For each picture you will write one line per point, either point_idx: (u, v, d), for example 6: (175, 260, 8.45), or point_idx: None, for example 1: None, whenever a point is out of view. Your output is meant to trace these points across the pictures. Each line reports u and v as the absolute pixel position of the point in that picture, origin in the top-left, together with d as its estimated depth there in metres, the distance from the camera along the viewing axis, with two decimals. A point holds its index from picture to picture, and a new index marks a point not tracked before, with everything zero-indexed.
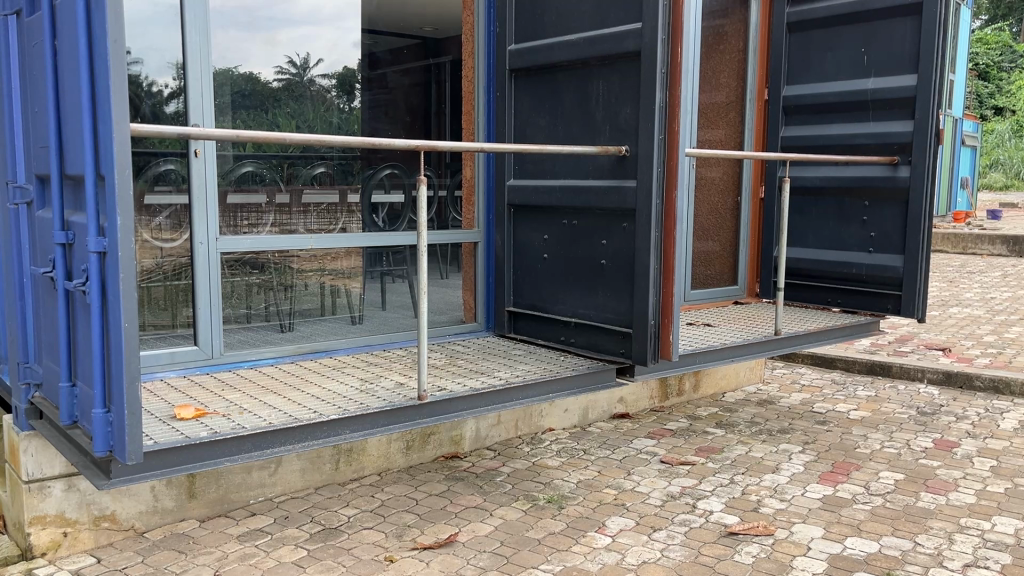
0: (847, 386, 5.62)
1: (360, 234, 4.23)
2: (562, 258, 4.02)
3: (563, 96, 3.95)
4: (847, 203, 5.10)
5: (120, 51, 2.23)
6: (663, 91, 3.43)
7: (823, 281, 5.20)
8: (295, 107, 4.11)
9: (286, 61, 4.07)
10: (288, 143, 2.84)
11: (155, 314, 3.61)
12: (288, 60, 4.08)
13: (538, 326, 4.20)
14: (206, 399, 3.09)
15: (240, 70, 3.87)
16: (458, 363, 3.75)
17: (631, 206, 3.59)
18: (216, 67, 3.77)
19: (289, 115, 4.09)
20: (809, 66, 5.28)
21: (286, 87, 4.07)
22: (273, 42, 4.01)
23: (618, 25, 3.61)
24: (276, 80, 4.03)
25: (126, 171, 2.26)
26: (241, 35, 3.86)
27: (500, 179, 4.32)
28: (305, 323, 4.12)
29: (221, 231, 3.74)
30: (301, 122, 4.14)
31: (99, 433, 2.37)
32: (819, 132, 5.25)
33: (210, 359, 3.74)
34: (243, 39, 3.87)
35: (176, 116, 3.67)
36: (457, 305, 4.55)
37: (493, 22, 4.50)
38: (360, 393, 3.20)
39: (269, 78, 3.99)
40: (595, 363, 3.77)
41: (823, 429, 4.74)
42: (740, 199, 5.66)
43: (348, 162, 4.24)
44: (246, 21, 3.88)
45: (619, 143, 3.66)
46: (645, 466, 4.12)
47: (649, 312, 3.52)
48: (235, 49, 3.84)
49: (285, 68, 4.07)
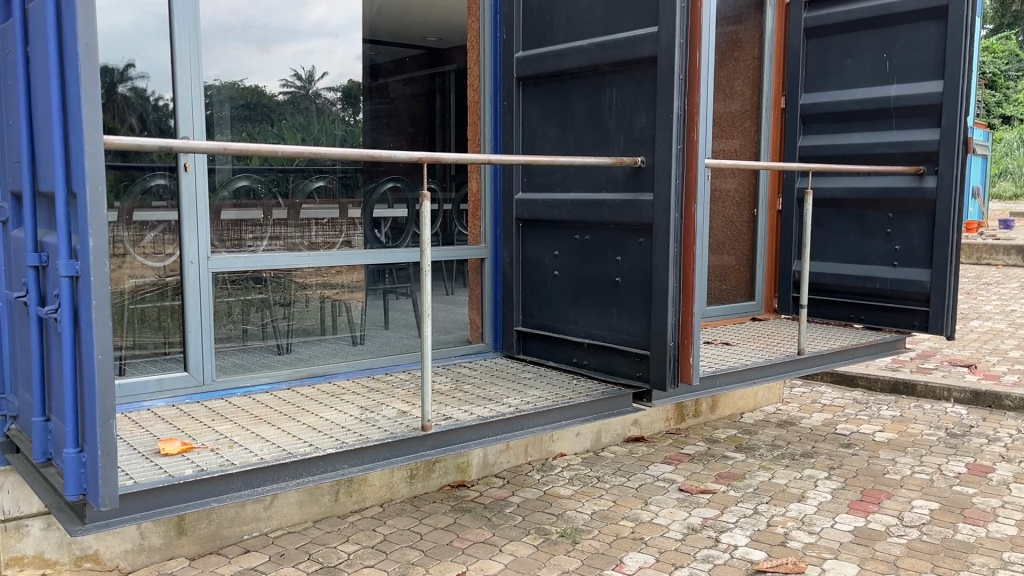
0: (871, 405, 5.38)
1: (363, 250, 4.03)
2: (573, 275, 3.81)
3: (574, 104, 3.75)
4: (870, 215, 4.88)
5: (93, 54, 2.04)
6: (681, 98, 3.23)
7: (845, 297, 4.99)
8: (298, 119, 3.91)
9: (291, 74, 3.89)
10: (282, 155, 2.63)
11: (139, 335, 3.39)
12: (294, 73, 3.90)
13: (549, 346, 3.98)
14: (195, 432, 2.87)
15: (247, 84, 3.69)
16: (464, 388, 3.53)
17: (648, 220, 3.38)
18: (219, 79, 3.57)
19: (293, 128, 3.89)
20: (829, 72, 5.08)
21: (292, 101, 3.89)
22: (273, 50, 3.82)
23: (632, 29, 3.42)
24: (282, 93, 3.86)
25: (99, 186, 2.06)
26: (241, 45, 3.67)
27: (507, 193, 4.11)
28: (304, 344, 3.91)
29: (218, 247, 3.56)
30: (306, 134, 3.94)
31: (72, 475, 2.16)
32: (840, 141, 5.04)
33: (202, 386, 3.51)
34: (242, 48, 3.68)
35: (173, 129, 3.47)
36: (462, 323, 4.34)
37: (500, 28, 4.33)
38: (360, 423, 2.99)
39: (275, 91, 3.83)
40: (610, 387, 3.55)
41: (849, 453, 4.51)
42: (758, 211, 5.43)
43: (345, 175, 4.02)
44: (245, 30, 3.69)
45: (634, 153, 3.45)
46: (663, 495, 3.89)
47: (668, 332, 3.31)
48: (235, 59, 3.64)
49: (291, 81, 3.89)
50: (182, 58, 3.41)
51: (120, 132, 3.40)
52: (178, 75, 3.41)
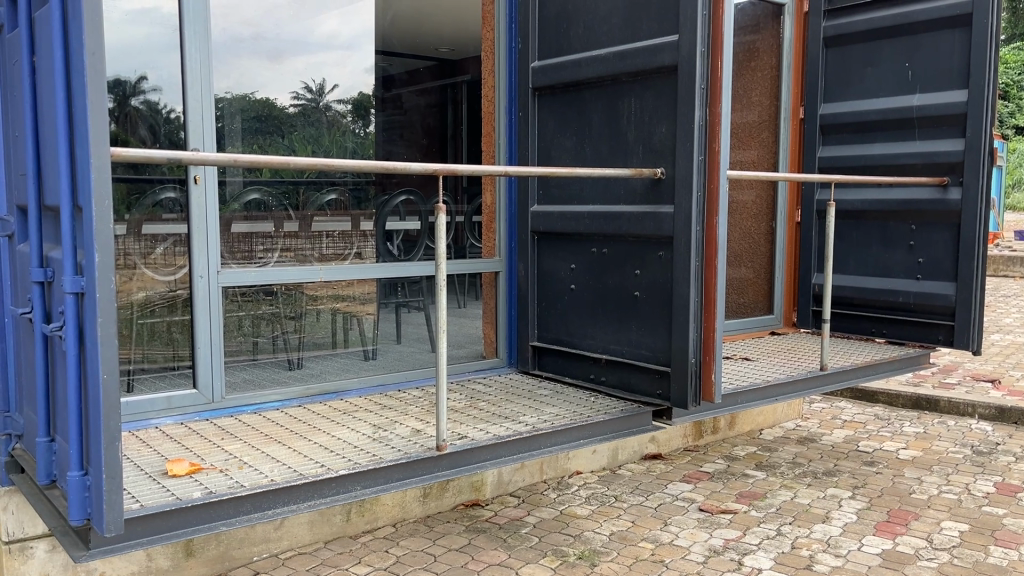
0: (894, 422, 5.26)
1: (374, 264, 3.96)
2: (590, 289, 3.72)
3: (592, 115, 3.67)
4: (892, 227, 4.78)
5: (99, 63, 1.97)
6: (703, 108, 3.15)
7: (868, 311, 4.89)
8: (311, 131, 3.85)
9: (302, 86, 3.81)
10: (293, 167, 2.56)
11: (149, 349, 3.30)
12: (305, 85, 3.82)
13: (565, 362, 3.89)
14: (204, 451, 2.79)
15: (257, 96, 3.62)
16: (479, 405, 3.44)
17: (668, 233, 3.29)
18: (230, 92, 3.51)
19: (304, 140, 3.82)
20: (849, 82, 4.99)
21: (302, 114, 3.81)
22: (285, 62, 3.75)
23: (651, 37, 3.34)
24: (293, 105, 3.78)
25: (106, 201, 1.98)
26: (253, 57, 3.61)
27: (522, 206, 4.02)
28: (315, 359, 3.82)
29: (228, 261, 3.49)
30: (317, 146, 3.87)
31: (75, 499, 2.09)
32: (861, 152, 4.94)
33: (211, 404, 3.43)
34: (254, 60, 3.61)
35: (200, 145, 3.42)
36: (477, 338, 4.25)
37: (515, 38, 4.24)
38: (373, 442, 2.90)
39: (286, 103, 3.75)
40: (629, 405, 3.45)
41: (872, 471, 4.39)
42: (776, 223, 5.36)
43: (357, 186, 3.93)
44: (258, 41, 3.62)
45: (654, 164, 3.36)
46: (683, 516, 3.78)
47: (689, 348, 3.22)
48: (247, 70, 3.57)
49: (302, 93, 3.81)
50: (191, 72, 3.35)
51: (133, 144, 3.32)
52: (187, 87, 3.35)
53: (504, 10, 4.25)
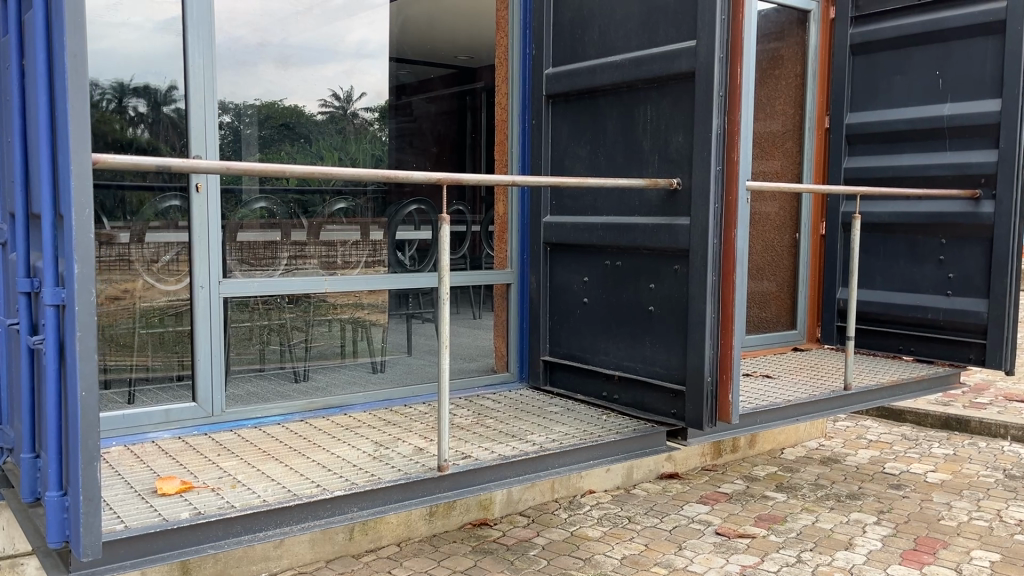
0: (922, 443, 5.07)
1: (385, 275, 3.86)
2: (603, 303, 3.59)
3: (606, 123, 3.55)
4: (921, 241, 4.61)
5: (81, 66, 1.88)
6: (721, 116, 3.02)
7: (895, 327, 4.73)
8: (337, 141, 3.76)
9: (330, 94, 3.75)
10: (290, 175, 2.41)
11: (154, 358, 3.25)
12: (332, 93, 3.77)
13: (577, 378, 3.76)
14: (197, 468, 2.69)
15: (287, 103, 3.61)
16: (486, 422, 3.33)
17: (684, 247, 3.16)
18: (258, 100, 3.50)
19: (331, 147, 3.73)
20: (877, 91, 4.84)
21: (330, 123, 3.74)
22: (305, 66, 3.66)
23: (668, 43, 3.22)
24: (320, 113, 3.71)
25: (87, 209, 1.90)
26: (270, 62, 3.54)
27: (535, 216, 3.91)
28: (321, 371, 3.72)
29: (234, 265, 3.41)
30: (343, 154, 3.78)
31: (53, 521, 2.00)
32: (888, 163, 4.78)
33: (211, 417, 3.35)
34: (271, 64, 3.54)
35: (225, 153, 3.39)
36: (488, 351, 4.13)
37: (529, 44, 4.11)
38: (373, 461, 2.80)
39: (313, 111, 3.69)
40: (643, 424, 3.32)
41: (899, 495, 4.21)
42: (799, 235, 5.19)
43: (382, 195, 3.87)
44: (276, 45, 3.55)
45: (670, 174, 3.24)
46: (698, 539, 3.64)
47: (705, 367, 3.08)
48: (261, 75, 3.50)
49: (329, 101, 3.75)
50: (196, 74, 3.27)
51: (166, 152, 3.26)
52: (190, 86, 3.25)
53: (518, 16, 4.14)
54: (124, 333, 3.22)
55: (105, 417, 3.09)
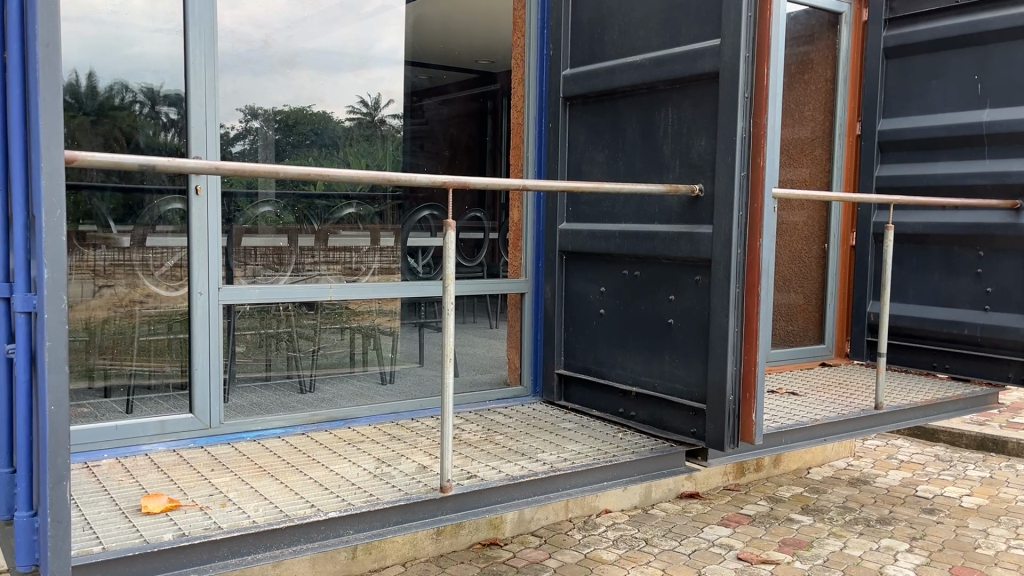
0: (956, 464, 4.83)
1: (402, 283, 3.73)
2: (620, 315, 3.42)
3: (625, 127, 3.39)
4: (957, 253, 4.40)
5: (53, 56, 1.80)
6: (746, 119, 2.86)
7: (928, 343, 4.52)
8: (364, 147, 3.69)
9: (357, 100, 3.67)
10: (285, 176, 2.25)
11: (158, 369, 3.14)
12: (360, 99, 3.68)
13: (593, 394, 3.60)
14: (188, 485, 2.56)
15: (315, 109, 3.51)
16: (495, 439, 3.17)
17: (706, 257, 2.99)
18: (289, 105, 3.44)
19: (358, 154, 3.66)
20: (911, 96, 4.64)
21: (358, 129, 3.67)
22: (322, 67, 3.53)
23: (691, 42, 3.06)
24: (349, 119, 3.63)
25: (58, 210, 1.79)
26: (287, 63, 3.42)
27: (550, 223, 3.75)
28: (328, 383, 3.58)
29: (258, 272, 3.34)
30: (371, 161, 3.71)
31: (23, 544, 1.88)
32: (924, 172, 4.58)
33: (208, 430, 3.21)
34: (287, 65, 3.42)
35: (243, 156, 3.30)
36: (501, 362, 3.98)
37: (547, 44, 3.97)
38: (373, 479, 2.65)
39: (341, 117, 3.60)
40: (660, 443, 3.14)
41: (932, 520, 3.99)
42: (829, 246, 4.98)
43: (403, 202, 3.78)
44: (299, 47, 3.45)
45: (691, 180, 3.07)
46: (718, 565, 3.45)
47: (726, 385, 2.91)
48: (277, 78, 3.40)
49: (357, 107, 3.67)
50: (198, 74, 3.14)
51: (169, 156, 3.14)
52: (191, 86, 3.12)
53: (534, 15, 3.99)
54: (124, 339, 3.11)
55: (100, 427, 2.98)
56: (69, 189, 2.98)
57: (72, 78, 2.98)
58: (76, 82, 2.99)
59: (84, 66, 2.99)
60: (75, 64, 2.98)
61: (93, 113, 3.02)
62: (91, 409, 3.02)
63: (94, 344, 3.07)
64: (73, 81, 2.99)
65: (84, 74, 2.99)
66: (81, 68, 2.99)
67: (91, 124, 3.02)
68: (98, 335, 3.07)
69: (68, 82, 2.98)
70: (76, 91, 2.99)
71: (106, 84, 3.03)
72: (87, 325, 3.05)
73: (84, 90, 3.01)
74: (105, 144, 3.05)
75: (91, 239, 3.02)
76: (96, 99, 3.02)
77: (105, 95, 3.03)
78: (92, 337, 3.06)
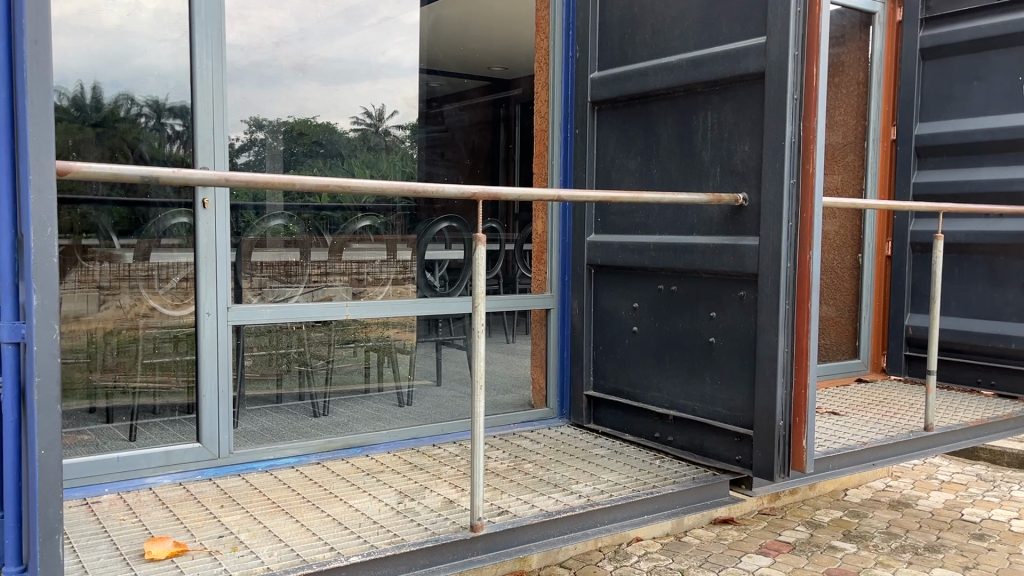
0: (1001, 484, 4.59)
1: (415, 301, 3.50)
2: (654, 334, 3.21)
3: (660, 133, 3.18)
4: (1002, 263, 4.18)
5: (42, 53, 1.62)
6: (794, 123, 2.66)
7: (971, 358, 4.31)
8: (372, 159, 3.46)
9: (361, 112, 3.43)
10: (301, 188, 2.07)
11: (165, 392, 2.93)
12: (364, 110, 3.44)
13: (626, 416, 3.38)
14: (196, 525, 2.35)
15: (319, 120, 3.29)
16: (525, 468, 2.95)
17: (752, 271, 2.78)
18: (293, 117, 3.22)
19: (363, 165, 3.43)
20: (951, 98, 4.44)
21: (362, 141, 3.43)
22: (338, 75, 3.34)
23: (732, 41, 2.86)
24: (352, 131, 3.40)
25: (49, 227, 1.62)
26: (303, 72, 3.24)
27: (578, 235, 3.54)
28: (342, 403, 3.36)
29: (265, 284, 3.13)
30: (376, 173, 3.48)
31: None
32: (965, 178, 4.37)
33: (217, 460, 3.00)
34: (299, 71, 3.22)
35: (249, 168, 3.11)
36: (525, 382, 3.75)
37: (572, 46, 3.78)
38: (397, 517, 2.43)
39: (345, 128, 3.37)
40: (702, 472, 2.93)
41: (984, 547, 3.75)
42: (863, 256, 4.76)
43: (416, 212, 3.55)
44: (314, 53, 3.25)
45: (734, 189, 2.87)
46: None
47: (776, 410, 2.70)
48: (290, 86, 3.20)
49: (360, 118, 3.43)
50: (204, 82, 2.93)
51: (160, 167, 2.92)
52: (197, 96, 2.92)
53: (559, 14, 3.78)
54: (128, 359, 2.90)
55: (102, 460, 2.77)
56: (68, 204, 2.77)
57: (76, 90, 2.78)
58: (80, 94, 2.79)
59: (89, 79, 2.79)
60: (80, 75, 2.78)
61: (99, 125, 2.83)
62: (91, 437, 2.81)
63: (97, 363, 2.86)
64: (77, 92, 2.79)
65: (91, 86, 2.80)
66: (86, 80, 2.79)
67: (96, 137, 2.83)
68: (100, 356, 2.86)
69: (73, 95, 2.78)
70: (80, 103, 2.79)
71: (112, 96, 2.83)
72: (89, 346, 2.84)
73: (88, 102, 2.80)
74: (110, 156, 2.87)
75: (92, 254, 2.83)
76: (102, 111, 2.83)
77: (111, 107, 2.84)
78: (95, 355, 2.85)
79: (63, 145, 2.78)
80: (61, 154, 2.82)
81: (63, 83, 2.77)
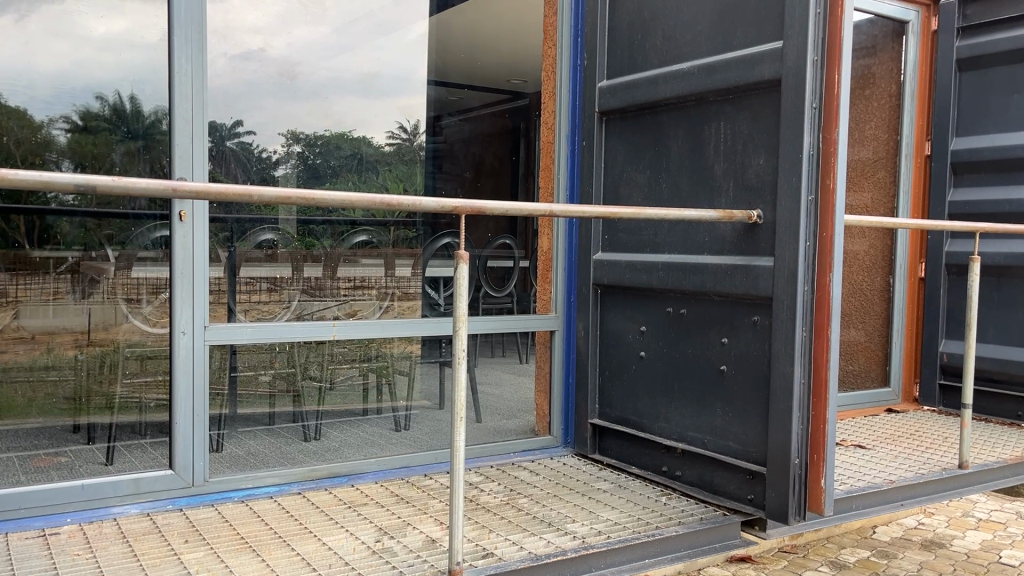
0: None
1: (416, 321, 3.27)
2: (662, 359, 3.00)
3: (670, 145, 2.97)
4: None
5: None
6: (812, 135, 2.44)
7: (1012, 389, 4.04)
8: (405, 173, 3.32)
9: (398, 126, 3.29)
10: (261, 199, 1.89)
11: (156, 412, 2.80)
12: (400, 125, 3.30)
13: (632, 447, 3.16)
14: (151, 563, 2.17)
15: (356, 134, 3.16)
16: (518, 504, 2.74)
17: (767, 294, 2.56)
18: (330, 131, 3.10)
19: (398, 179, 3.30)
20: (990, 113, 4.20)
21: (397, 155, 3.29)
22: (333, 84, 3.11)
23: (747, 45, 2.65)
24: (389, 145, 3.27)
25: None
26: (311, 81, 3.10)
27: (585, 253, 3.34)
28: (336, 428, 3.17)
29: (294, 297, 3.03)
30: (410, 187, 3.34)
31: None
32: (1005, 196, 4.11)
33: (190, 488, 2.83)
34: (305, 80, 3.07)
35: (287, 182, 3.03)
36: (529, 407, 3.54)
37: (580, 54, 3.57)
38: (370, 558, 2.24)
39: (381, 142, 3.24)
40: (711, 512, 2.71)
41: None
42: (894, 278, 4.47)
43: (432, 226, 3.38)
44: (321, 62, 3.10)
45: (747, 205, 2.65)
46: None
47: (792, 447, 2.47)
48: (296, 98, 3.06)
49: (397, 133, 3.29)
50: (184, 85, 2.75)
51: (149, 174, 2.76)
52: (175, 101, 2.74)
53: (568, 20, 3.57)
54: (111, 374, 2.80)
55: (62, 489, 2.60)
56: (66, 214, 2.75)
57: (115, 98, 2.75)
58: (120, 102, 2.75)
59: (128, 87, 2.74)
60: (118, 85, 2.74)
61: (141, 136, 2.75)
62: (69, 459, 2.70)
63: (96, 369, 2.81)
64: (117, 101, 2.75)
65: (130, 97, 2.74)
66: (124, 89, 2.74)
67: (126, 151, 2.75)
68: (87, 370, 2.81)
69: (113, 102, 2.75)
70: (121, 112, 2.74)
71: (151, 108, 2.75)
72: (74, 361, 2.80)
73: (128, 113, 2.74)
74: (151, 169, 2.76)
75: (82, 268, 2.77)
76: (142, 121, 2.75)
77: (151, 118, 2.75)
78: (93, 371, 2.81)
79: (105, 156, 2.76)
80: (102, 166, 2.77)
81: (104, 91, 2.75)
